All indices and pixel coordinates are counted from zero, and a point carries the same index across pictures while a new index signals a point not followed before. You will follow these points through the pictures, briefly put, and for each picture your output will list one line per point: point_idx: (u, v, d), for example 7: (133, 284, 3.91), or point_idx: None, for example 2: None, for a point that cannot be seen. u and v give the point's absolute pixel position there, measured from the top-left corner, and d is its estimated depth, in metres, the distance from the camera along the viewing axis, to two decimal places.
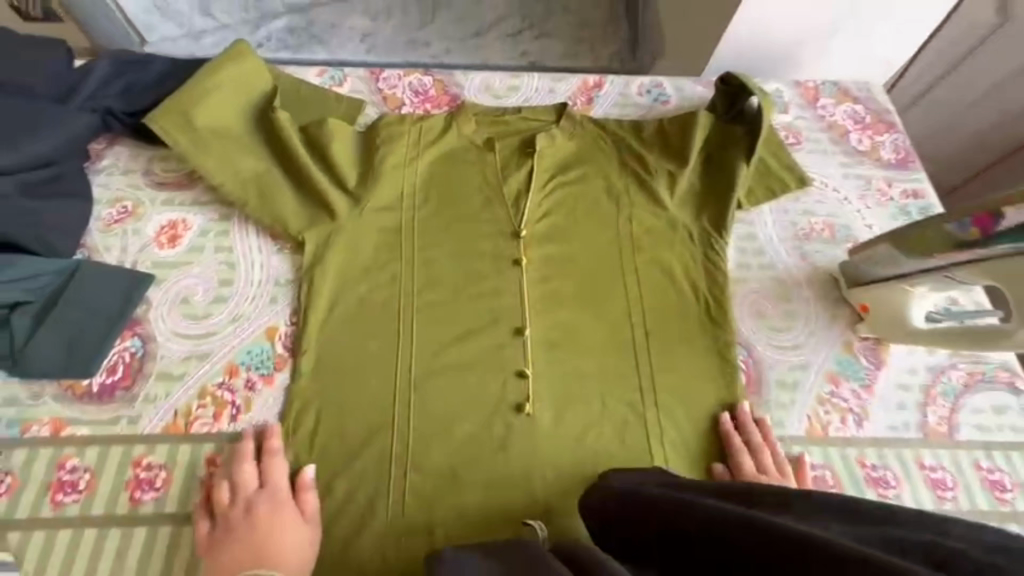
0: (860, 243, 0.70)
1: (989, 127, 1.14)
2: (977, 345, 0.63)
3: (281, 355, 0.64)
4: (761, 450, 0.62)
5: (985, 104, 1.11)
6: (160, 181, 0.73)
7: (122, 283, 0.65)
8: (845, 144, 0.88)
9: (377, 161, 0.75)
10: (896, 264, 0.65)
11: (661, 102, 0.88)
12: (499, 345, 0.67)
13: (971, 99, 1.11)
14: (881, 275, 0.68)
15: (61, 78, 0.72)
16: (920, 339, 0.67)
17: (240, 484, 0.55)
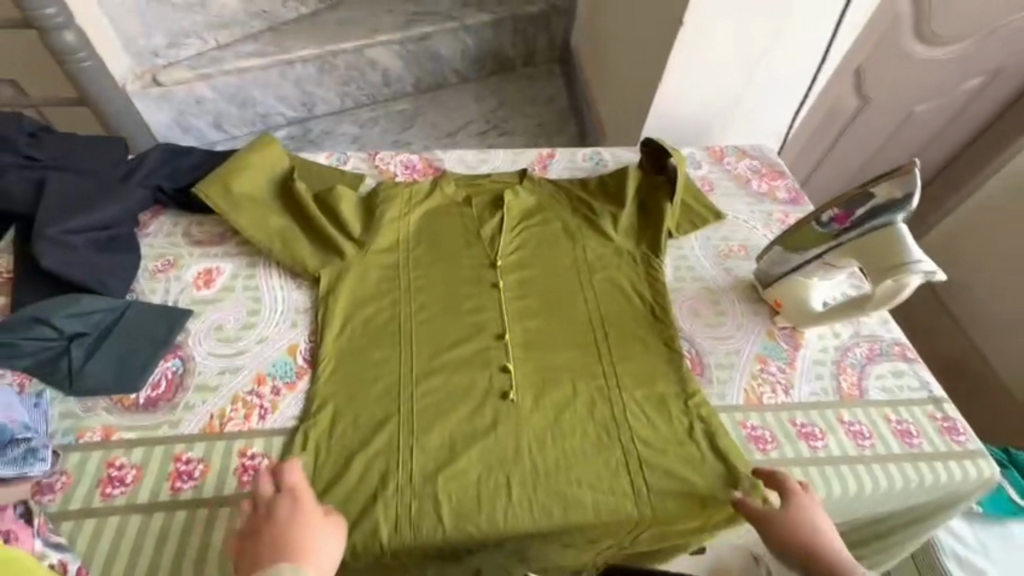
0: (761, 252, 0.90)
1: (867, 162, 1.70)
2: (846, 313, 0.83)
3: (301, 366, 0.76)
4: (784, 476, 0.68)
5: (861, 152, 1.68)
6: (197, 239, 0.89)
7: (166, 316, 0.78)
8: (748, 188, 1.12)
9: (378, 215, 0.93)
10: (786, 262, 0.85)
11: (601, 165, 1.12)
12: (485, 347, 0.81)
13: (852, 151, 1.68)
14: (778, 274, 0.86)
15: (120, 164, 0.91)
16: (821, 319, 0.85)
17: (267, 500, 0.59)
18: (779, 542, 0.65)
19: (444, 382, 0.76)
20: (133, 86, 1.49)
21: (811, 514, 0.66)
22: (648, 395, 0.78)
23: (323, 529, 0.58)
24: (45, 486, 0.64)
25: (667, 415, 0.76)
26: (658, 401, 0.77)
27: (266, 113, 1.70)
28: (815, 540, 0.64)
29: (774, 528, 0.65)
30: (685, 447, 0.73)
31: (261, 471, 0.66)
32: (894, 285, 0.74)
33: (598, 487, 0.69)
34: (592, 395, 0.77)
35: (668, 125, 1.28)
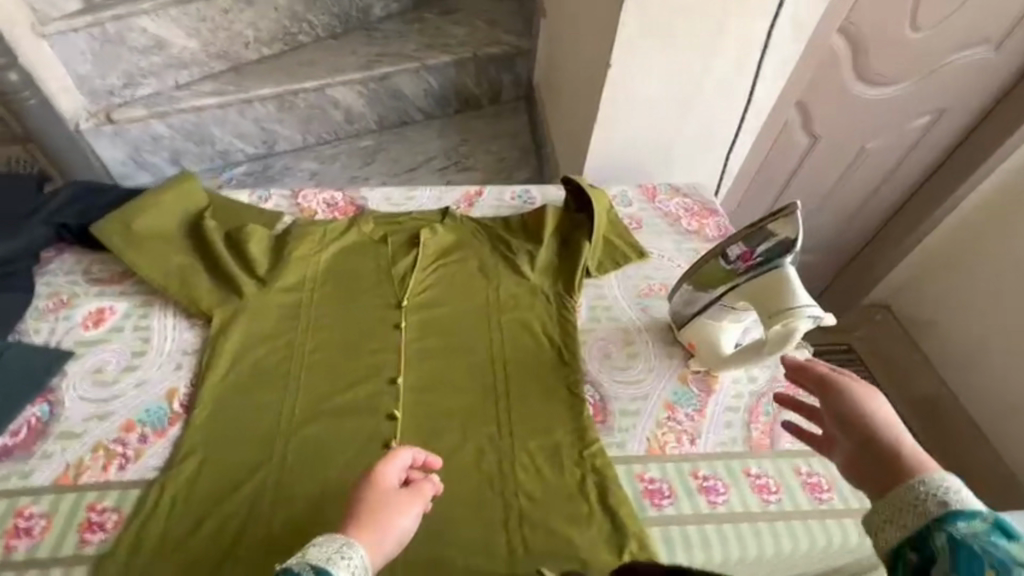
0: (673, 290, 0.87)
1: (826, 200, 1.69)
2: (748, 360, 0.80)
3: (175, 412, 0.73)
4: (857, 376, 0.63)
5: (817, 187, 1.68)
6: (96, 278, 0.87)
7: (42, 358, 0.75)
8: (678, 227, 1.11)
9: (286, 254, 0.91)
10: (694, 302, 0.82)
11: (529, 203, 1.11)
12: (375, 392, 0.77)
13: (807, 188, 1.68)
14: (686, 315, 0.83)
15: (27, 201, 0.90)
16: (732, 364, 0.82)
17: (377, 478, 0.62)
18: (843, 415, 0.59)
19: (326, 428, 0.73)
20: (86, 123, 1.52)
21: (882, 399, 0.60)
22: (542, 443, 0.74)
23: (404, 515, 0.60)
24: None
25: (557, 465, 0.72)
26: (550, 450, 0.73)
27: (225, 149, 1.72)
28: (884, 422, 0.57)
29: (832, 393, 0.61)
30: (572, 502, 0.69)
31: (107, 528, 0.62)
32: (780, 331, 0.72)
33: (474, 545, 0.65)
34: (481, 444, 0.73)
35: (608, 161, 1.27)
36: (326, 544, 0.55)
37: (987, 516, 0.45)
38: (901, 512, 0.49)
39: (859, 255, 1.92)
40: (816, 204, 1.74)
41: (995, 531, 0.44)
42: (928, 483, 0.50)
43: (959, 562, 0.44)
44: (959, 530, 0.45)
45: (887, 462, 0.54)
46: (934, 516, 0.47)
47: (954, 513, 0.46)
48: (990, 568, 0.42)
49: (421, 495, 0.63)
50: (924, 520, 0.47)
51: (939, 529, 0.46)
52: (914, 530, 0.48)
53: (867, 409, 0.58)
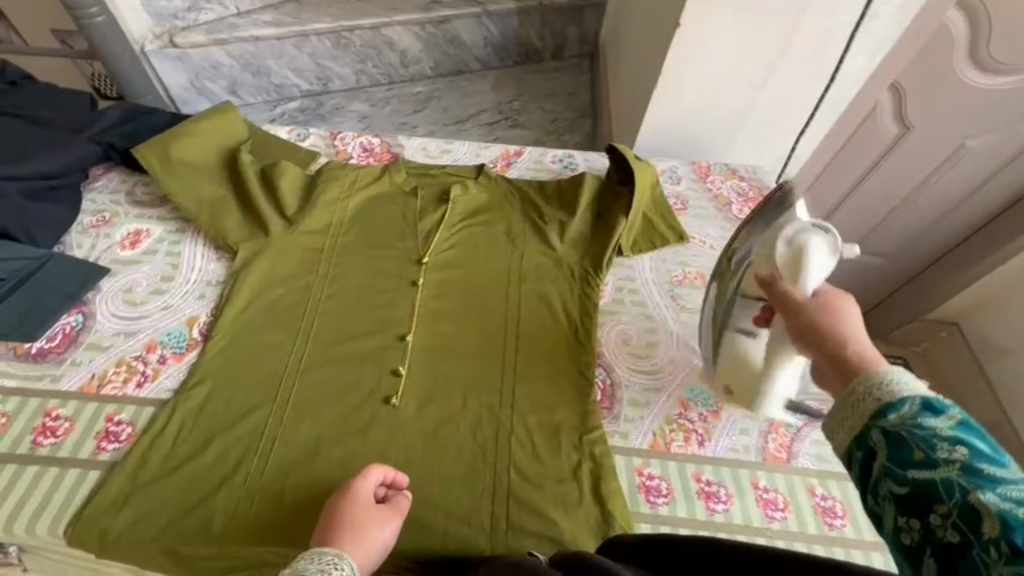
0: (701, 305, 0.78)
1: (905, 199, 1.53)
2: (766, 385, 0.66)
3: (194, 339, 0.75)
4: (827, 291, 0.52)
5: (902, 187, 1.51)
6: (138, 200, 0.90)
7: (81, 272, 0.79)
8: (727, 212, 1.02)
9: (316, 196, 0.91)
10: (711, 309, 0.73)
11: (570, 169, 1.06)
12: (384, 346, 0.77)
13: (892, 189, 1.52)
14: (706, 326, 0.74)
15: (82, 118, 0.93)
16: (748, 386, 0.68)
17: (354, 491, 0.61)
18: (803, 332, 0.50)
19: (333, 374, 0.74)
20: (151, 44, 1.53)
21: (849, 301, 0.50)
22: (541, 422, 0.72)
23: (385, 524, 0.60)
24: None
25: (553, 446, 0.70)
26: (549, 430, 0.72)
27: (280, 83, 1.72)
28: (843, 326, 0.48)
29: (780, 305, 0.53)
30: (564, 484, 0.68)
31: (121, 439, 0.66)
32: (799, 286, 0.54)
33: (456, 511, 0.66)
34: (481, 414, 0.72)
35: (662, 133, 1.18)
36: (314, 555, 0.54)
37: (914, 396, 0.39)
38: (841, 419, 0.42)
39: (928, 268, 1.70)
40: (891, 207, 1.56)
41: (924, 409, 0.38)
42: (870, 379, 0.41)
43: (891, 450, 0.38)
44: (890, 421, 0.39)
45: (836, 367, 0.45)
46: (869, 414, 0.40)
47: (886, 402, 0.40)
48: (918, 448, 0.37)
49: (400, 508, 0.62)
50: (860, 421, 0.40)
51: (871, 424, 0.40)
52: (851, 432, 0.41)
53: (820, 314, 0.49)
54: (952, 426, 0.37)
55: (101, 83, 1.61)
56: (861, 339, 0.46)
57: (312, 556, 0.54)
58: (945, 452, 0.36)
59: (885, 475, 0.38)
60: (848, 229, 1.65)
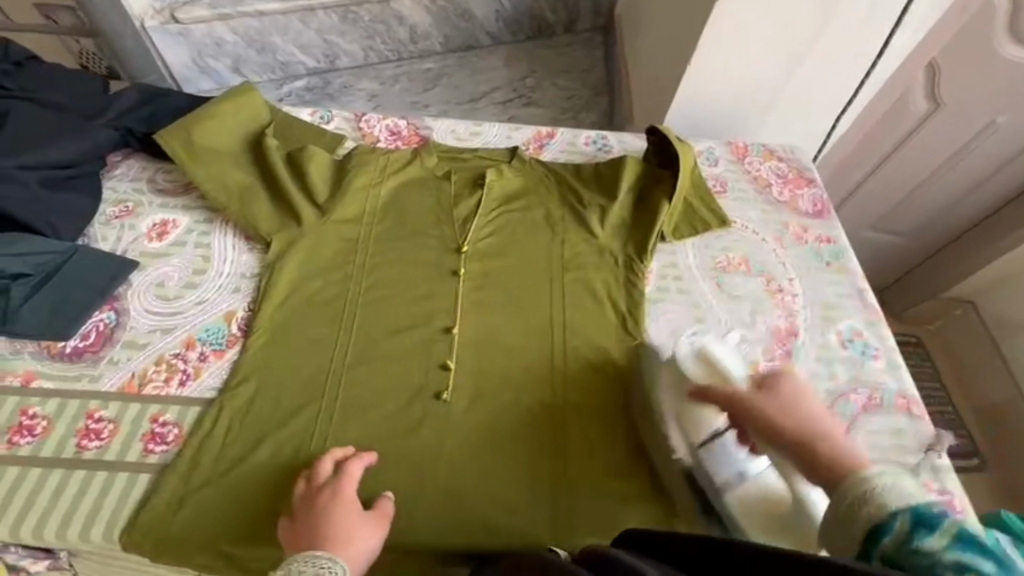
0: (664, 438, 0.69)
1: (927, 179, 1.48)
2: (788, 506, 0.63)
3: (233, 335, 0.73)
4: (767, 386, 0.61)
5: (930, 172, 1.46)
6: (161, 188, 0.86)
7: (110, 266, 0.76)
8: (767, 194, 0.99)
9: (347, 182, 0.87)
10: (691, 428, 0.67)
11: (604, 151, 1.02)
12: (429, 339, 0.75)
13: (917, 171, 1.47)
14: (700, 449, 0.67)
15: (95, 101, 0.88)
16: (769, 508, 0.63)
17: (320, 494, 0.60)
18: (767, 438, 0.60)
19: (379, 369, 0.72)
20: (152, 20, 1.45)
21: (798, 389, 0.61)
22: (585, 425, 0.71)
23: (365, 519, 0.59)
24: None
25: (596, 448, 0.69)
26: (595, 431, 0.70)
27: (286, 61, 1.65)
28: (802, 421, 0.58)
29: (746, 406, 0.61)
30: (610, 485, 0.67)
31: (169, 441, 0.64)
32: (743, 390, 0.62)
33: (498, 518, 0.64)
34: (527, 416, 0.71)
35: (693, 111, 1.14)
36: (303, 563, 0.53)
37: (904, 510, 0.46)
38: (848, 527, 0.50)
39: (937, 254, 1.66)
40: (922, 176, 1.48)
41: (917, 530, 0.44)
42: (864, 478, 0.51)
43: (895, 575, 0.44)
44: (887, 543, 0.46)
45: (820, 466, 0.56)
46: (864, 533, 0.48)
47: (882, 526, 0.47)
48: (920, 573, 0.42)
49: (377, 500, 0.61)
50: (859, 536, 0.48)
51: (872, 545, 0.47)
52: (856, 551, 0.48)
53: (786, 414, 0.59)
54: (948, 543, 0.43)
55: (89, 61, 1.54)
56: (825, 429, 0.58)
57: (303, 563, 0.53)
58: None
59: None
60: (868, 203, 1.57)
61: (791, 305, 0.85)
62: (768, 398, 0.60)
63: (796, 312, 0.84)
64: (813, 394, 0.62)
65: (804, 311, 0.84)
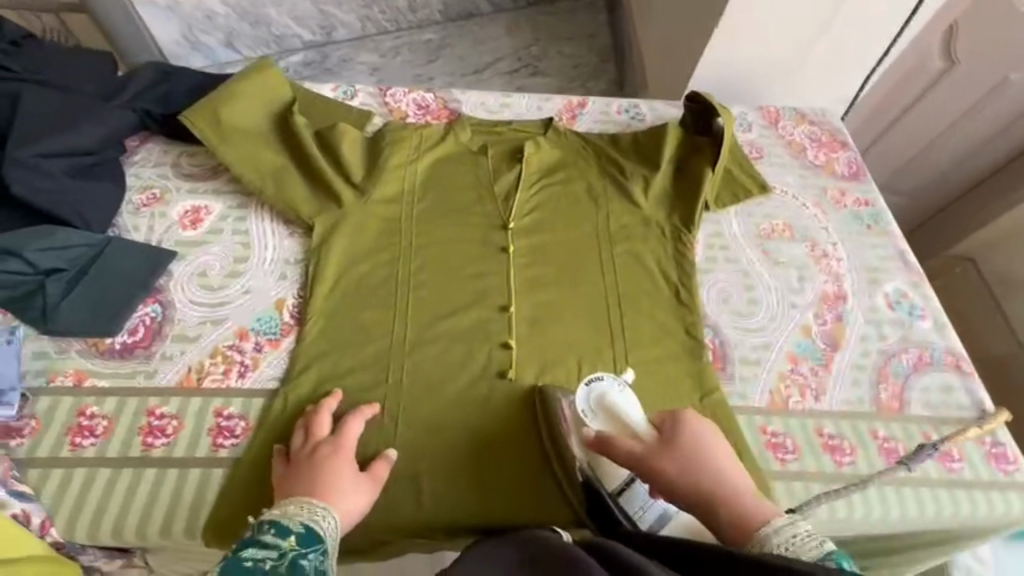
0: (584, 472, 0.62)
1: (940, 137, 1.38)
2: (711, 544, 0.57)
3: (287, 323, 0.71)
4: (666, 438, 0.57)
5: (945, 135, 1.37)
6: (187, 173, 0.81)
7: (147, 257, 0.72)
8: (803, 159, 0.99)
9: (383, 160, 0.84)
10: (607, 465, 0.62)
11: (637, 120, 1.00)
12: (486, 319, 0.74)
13: (932, 130, 1.38)
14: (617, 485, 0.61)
15: (108, 82, 0.83)
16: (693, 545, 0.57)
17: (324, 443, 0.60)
18: (668, 496, 0.55)
19: (440, 351, 0.71)
20: None
21: (698, 433, 0.57)
22: (523, 442, 0.67)
23: (362, 480, 0.59)
24: (14, 430, 0.60)
25: (537, 481, 0.65)
26: (543, 459, 0.66)
27: (281, 34, 1.55)
28: (704, 474, 0.54)
29: (648, 463, 0.56)
30: (553, 515, 0.64)
31: (237, 434, 0.62)
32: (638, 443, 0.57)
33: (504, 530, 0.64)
34: (465, 448, 0.66)
35: (719, 75, 1.10)
36: (296, 507, 0.53)
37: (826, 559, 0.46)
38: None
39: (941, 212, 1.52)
40: (945, 123, 1.35)
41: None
42: (762, 539, 0.49)
43: None
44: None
45: (722, 527, 0.52)
46: None
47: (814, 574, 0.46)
48: None
49: (379, 469, 0.61)
50: None
51: None
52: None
53: (686, 469, 0.55)
54: None
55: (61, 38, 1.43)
56: (726, 477, 0.54)
57: (299, 506, 0.53)
58: None
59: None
60: (891, 154, 1.47)
61: (837, 270, 0.85)
62: (665, 453, 0.56)
63: (841, 277, 0.84)
64: (715, 432, 0.57)
65: (850, 274, 0.85)
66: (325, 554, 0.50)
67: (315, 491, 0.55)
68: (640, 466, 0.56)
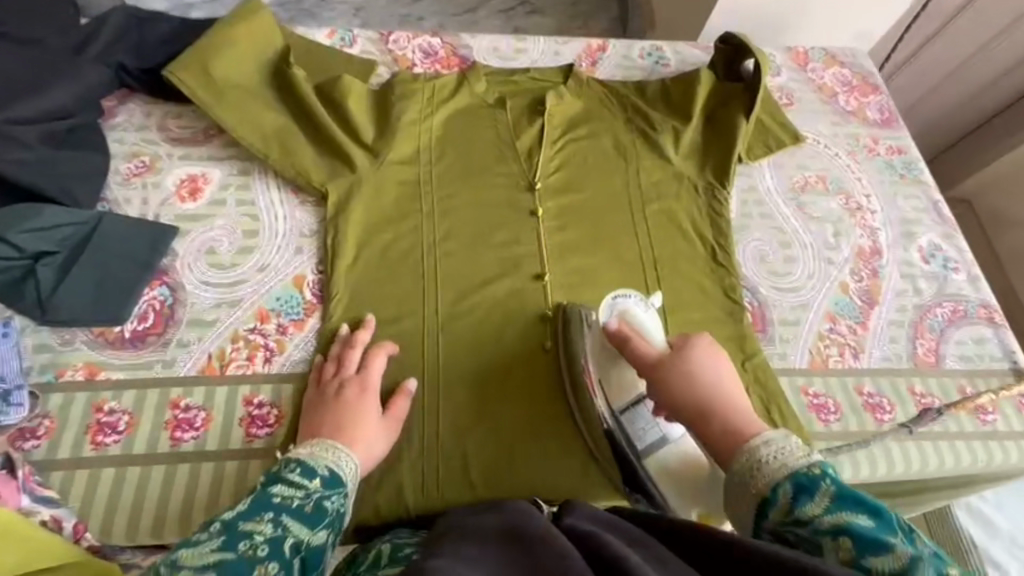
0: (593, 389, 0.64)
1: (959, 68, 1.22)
2: (695, 476, 0.62)
3: (310, 302, 0.66)
4: (680, 353, 0.57)
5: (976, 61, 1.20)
6: (176, 136, 0.73)
7: (146, 234, 0.66)
8: (833, 104, 0.94)
9: (394, 117, 0.77)
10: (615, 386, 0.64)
11: (661, 65, 0.92)
12: (521, 288, 0.71)
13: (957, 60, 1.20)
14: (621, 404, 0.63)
15: (75, 32, 0.73)
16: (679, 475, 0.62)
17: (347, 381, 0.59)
18: (669, 405, 0.56)
19: (475, 325, 0.68)
20: None
21: (713, 356, 0.57)
22: (557, 416, 0.65)
23: (382, 422, 0.59)
24: (27, 432, 0.56)
25: (571, 451, 0.64)
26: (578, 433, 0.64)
27: None
28: (712, 393, 0.54)
29: (658, 371, 0.57)
30: (591, 490, 0.63)
31: (271, 422, 0.59)
32: (653, 355, 0.58)
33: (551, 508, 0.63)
34: (508, 424, 0.64)
35: (741, 11, 1.01)
36: (322, 448, 0.53)
37: (812, 471, 0.46)
38: (738, 495, 0.49)
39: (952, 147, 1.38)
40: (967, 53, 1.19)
41: (811, 492, 0.45)
42: (753, 451, 0.49)
43: (790, 514, 0.45)
44: (773, 514, 0.46)
45: (717, 444, 0.52)
46: (769, 487, 0.47)
47: (795, 477, 0.46)
48: (814, 515, 0.44)
49: (398, 411, 0.60)
50: (763, 487, 0.47)
51: (776, 486, 0.47)
52: (751, 528, 0.48)
53: (695, 383, 0.55)
54: (828, 505, 0.44)
55: None
56: (733, 399, 0.54)
57: (324, 448, 0.53)
58: (829, 541, 0.42)
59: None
60: (914, 84, 1.27)
61: (871, 224, 0.82)
62: (678, 365, 0.56)
63: (876, 231, 0.82)
64: (729, 362, 0.57)
65: (884, 228, 0.82)
66: (347, 496, 0.52)
67: (340, 429, 0.55)
68: (650, 373, 0.57)
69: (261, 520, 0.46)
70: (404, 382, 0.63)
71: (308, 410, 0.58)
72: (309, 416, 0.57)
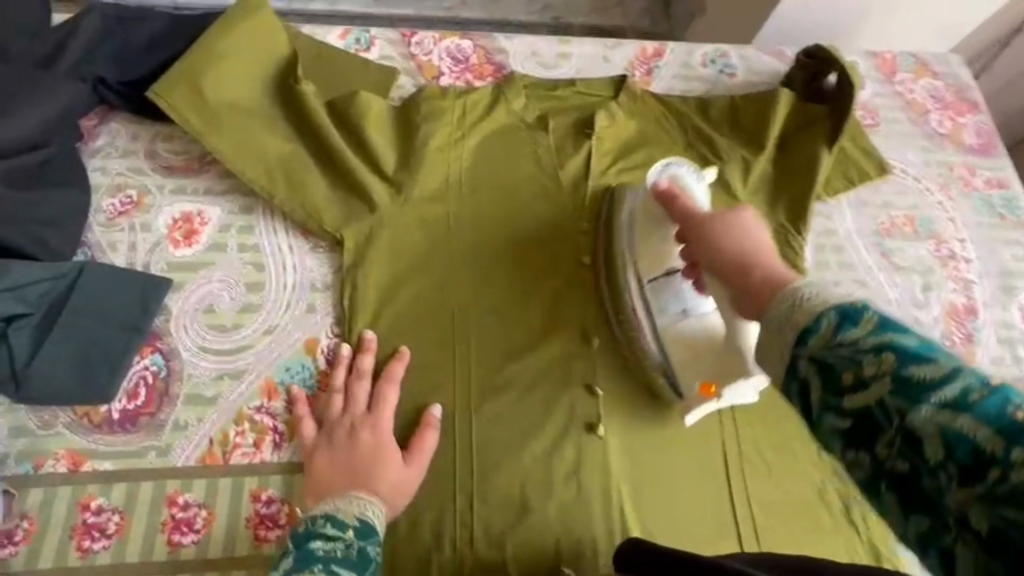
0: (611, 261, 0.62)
1: None
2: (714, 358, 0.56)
3: (324, 372, 0.57)
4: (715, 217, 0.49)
5: None
6: (167, 165, 0.62)
7: (133, 288, 0.56)
8: (924, 125, 0.81)
9: (419, 141, 0.65)
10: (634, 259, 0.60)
11: (727, 75, 0.79)
12: (567, 356, 0.61)
13: None
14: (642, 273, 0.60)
15: (43, 37, 0.61)
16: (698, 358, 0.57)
17: (360, 420, 0.54)
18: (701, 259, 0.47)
19: (513, 405, 0.59)
20: None
21: (758, 228, 0.48)
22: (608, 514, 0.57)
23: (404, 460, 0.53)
24: (2, 536, 0.49)
25: None
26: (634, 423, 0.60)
27: None
28: (751, 252, 0.44)
29: (695, 229, 0.49)
30: (654, 466, 0.59)
31: (282, 523, 0.51)
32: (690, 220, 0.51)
33: None
34: (552, 526, 0.56)
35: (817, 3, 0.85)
36: (348, 501, 0.48)
37: (858, 305, 0.33)
38: (773, 334, 0.36)
39: None
40: None
41: (853, 317, 0.33)
42: (795, 288, 0.36)
43: (831, 341, 0.33)
44: (811, 346, 0.33)
45: (754, 294, 0.40)
46: (807, 327, 0.34)
47: (838, 309, 0.33)
48: (854, 337, 0.32)
49: (421, 443, 0.54)
50: (799, 325, 0.34)
51: (816, 319, 0.34)
52: (780, 366, 0.35)
53: (733, 240, 0.46)
54: (872, 334, 0.32)
55: None
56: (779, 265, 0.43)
57: (349, 502, 0.48)
58: (870, 366, 0.31)
59: (824, 409, 0.33)
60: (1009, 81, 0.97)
61: (965, 276, 0.72)
62: (714, 223, 0.48)
63: (972, 285, 0.71)
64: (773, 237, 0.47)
65: (981, 282, 0.71)
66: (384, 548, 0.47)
67: (362, 478, 0.50)
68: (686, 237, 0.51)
69: (312, 574, 0.42)
70: (429, 410, 0.56)
71: (315, 459, 0.52)
72: (320, 466, 0.52)
